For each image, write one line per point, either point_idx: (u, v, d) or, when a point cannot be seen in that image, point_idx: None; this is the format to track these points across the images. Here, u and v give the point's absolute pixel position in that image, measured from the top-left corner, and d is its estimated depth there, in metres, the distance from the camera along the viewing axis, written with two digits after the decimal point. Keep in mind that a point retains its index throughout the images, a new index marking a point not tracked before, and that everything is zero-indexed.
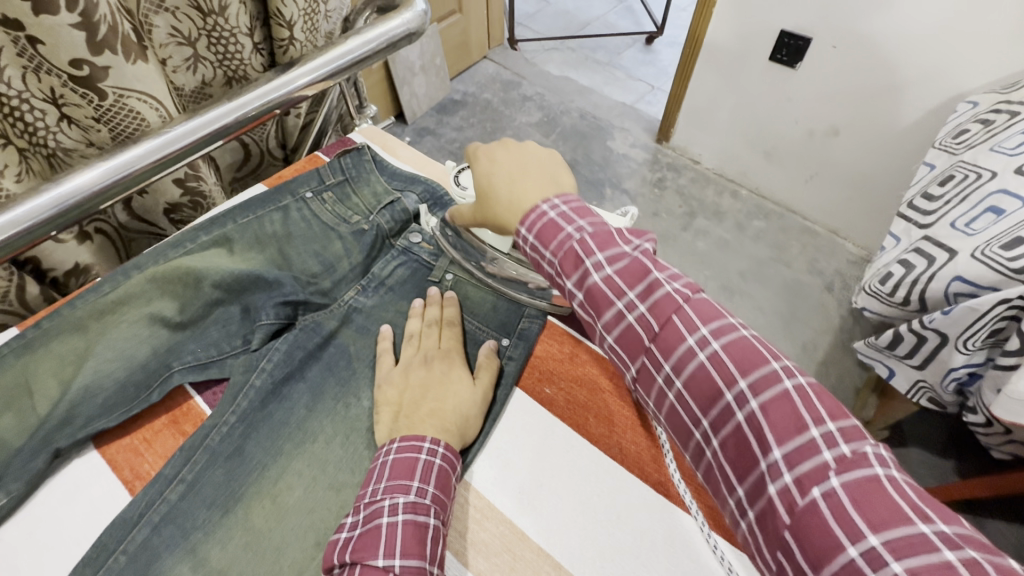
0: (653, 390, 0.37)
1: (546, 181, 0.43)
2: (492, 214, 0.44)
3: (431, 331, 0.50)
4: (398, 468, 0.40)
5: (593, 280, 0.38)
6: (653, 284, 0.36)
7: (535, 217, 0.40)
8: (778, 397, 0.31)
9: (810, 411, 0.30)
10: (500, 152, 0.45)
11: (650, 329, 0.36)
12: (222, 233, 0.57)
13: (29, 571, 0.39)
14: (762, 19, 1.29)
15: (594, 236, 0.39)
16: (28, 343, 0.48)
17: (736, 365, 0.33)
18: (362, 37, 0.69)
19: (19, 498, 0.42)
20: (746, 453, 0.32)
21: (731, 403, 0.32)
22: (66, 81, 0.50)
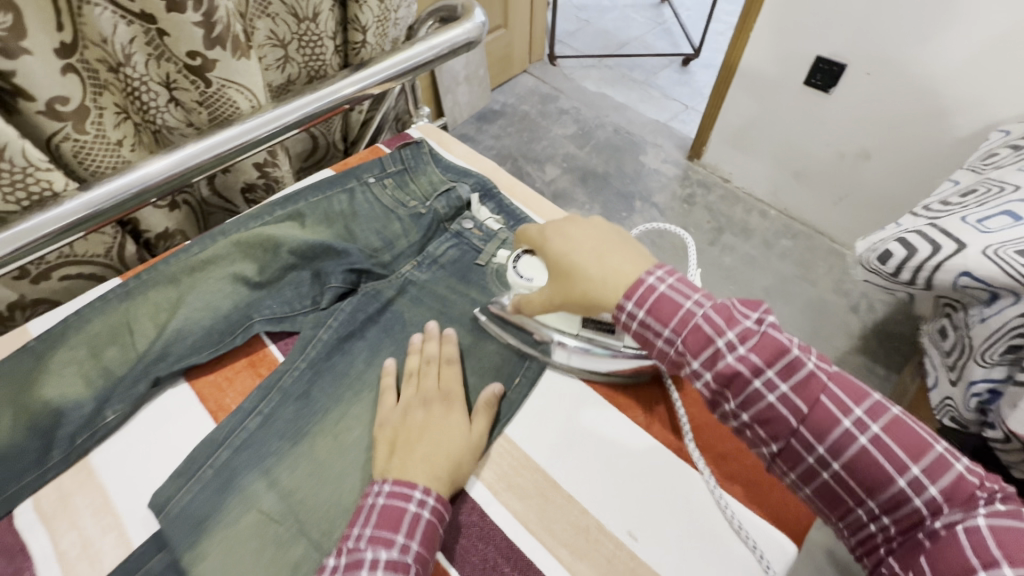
0: (801, 466, 0.39)
1: (635, 259, 0.45)
2: (581, 294, 0.45)
3: (436, 361, 0.51)
4: (384, 517, 0.39)
5: (725, 360, 0.39)
6: (758, 339, 0.39)
7: (642, 290, 0.42)
8: (946, 476, 0.35)
9: (958, 473, 0.35)
10: (572, 231, 0.48)
11: (798, 413, 0.38)
12: (295, 209, 0.64)
13: (126, 480, 0.45)
14: (799, 44, 1.33)
15: (717, 311, 0.40)
16: (130, 291, 0.56)
17: (894, 443, 0.37)
18: (427, 43, 0.77)
19: (122, 417, 0.48)
20: (890, 507, 0.36)
21: (872, 460, 0.37)
22: (181, 68, 0.58)
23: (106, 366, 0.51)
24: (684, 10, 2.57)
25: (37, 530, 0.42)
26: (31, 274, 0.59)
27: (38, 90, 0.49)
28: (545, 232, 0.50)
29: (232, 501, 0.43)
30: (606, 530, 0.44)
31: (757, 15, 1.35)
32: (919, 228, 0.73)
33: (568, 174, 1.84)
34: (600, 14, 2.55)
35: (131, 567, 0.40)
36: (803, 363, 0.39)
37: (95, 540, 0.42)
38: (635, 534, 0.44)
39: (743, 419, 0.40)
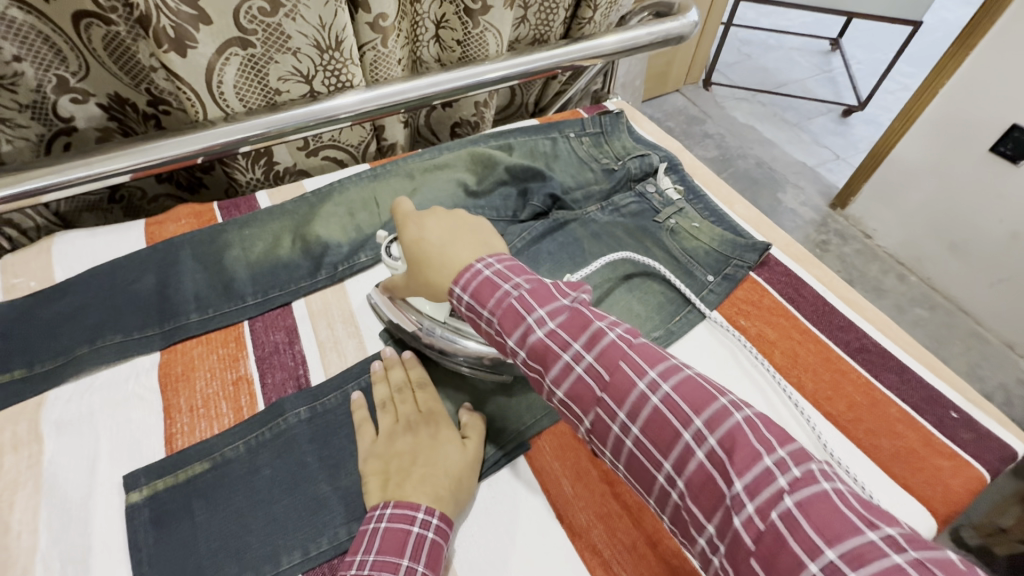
0: (649, 473, 0.36)
1: (475, 242, 0.48)
2: (431, 282, 0.48)
3: (404, 396, 0.50)
4: (389, 541, 0.39)
5: (536, 336, 0.40)
6: (566, 314, 0.40)
7: (468, 275, 0.44)
8: (788, 478, 0.30)
9: (733, 424, 0.33)
10: (430, 221, 0.49)
11: (632, 402, 0.36)
12: (507, 142, 0.75)
13: (370, 307, 0.58)
14: (995, 110, 1.27)
15: (531, 292, 0.42)
16: (378, 174, 0.70)
17: (683, 399, 0.35)
18: (648, 29, 0.85)
19: (372, 263, 0.61)
20: (682, 469, 0.33)
21: (664, 422, 0.34)
22: (460, 10, 0.71)
23: (359, 224, 0.64)
24: (856, 62, 2.48)
25: (306, 319, 0.56)
26: (308, 147, 0.74)
27: (375, 4, 0.61)
28: (409, 215, 0.51)
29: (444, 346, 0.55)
30: None
31: (952, 72, 1.31)
32: None
33: None
34: (764, 51, 2.52)
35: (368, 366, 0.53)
36: (725, 403, 0.34)
37: (343, 340, 0.55)
38: None
39: (558, 397, 0.39)
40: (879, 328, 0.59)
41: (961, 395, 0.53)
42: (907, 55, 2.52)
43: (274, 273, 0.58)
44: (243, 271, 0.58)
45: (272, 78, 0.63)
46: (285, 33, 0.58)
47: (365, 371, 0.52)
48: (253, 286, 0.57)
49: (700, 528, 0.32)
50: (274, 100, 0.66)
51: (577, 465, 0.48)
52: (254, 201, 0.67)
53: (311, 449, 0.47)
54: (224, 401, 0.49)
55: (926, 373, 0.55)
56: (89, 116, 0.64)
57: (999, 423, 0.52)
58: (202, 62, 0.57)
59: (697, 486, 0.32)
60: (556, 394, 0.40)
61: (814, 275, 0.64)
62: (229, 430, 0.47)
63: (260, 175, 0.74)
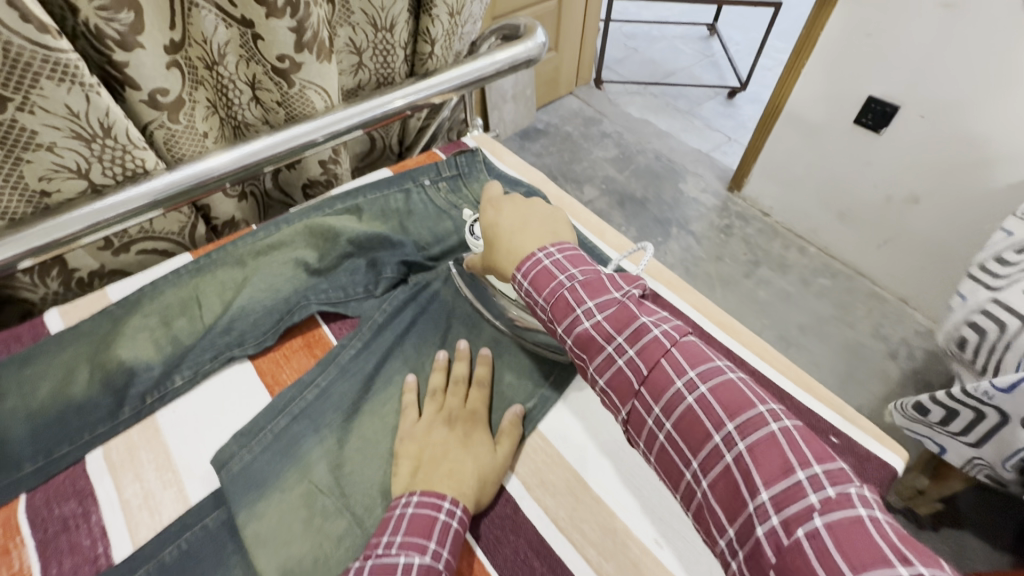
0: (644, 431, 0.39)
1: (543, 236, 0.49)
2: (497, 259, 0.51)
3: (457, 389, 0.51)
4: (415, 524, 0.40)
5: (582, 325, 0.42)
6: (615, 308, 0.41)
7: (530, 263, 0.46)
8: (775, 457, 0.33)
9: (770, 434, 0.34)
10: (508, 208, 0.52)
11: (639, 373, 0.39)
12: (354, 204, 0.67)
13: (190, 440, 0.49)
14: (852, 84, 1.33)
15: (585, 285, 0.43)
16: (200, 267, 0.60)
17: (719, 402, 0.36)
18: (491, 58, 0.80)
19: (191, 382, 0.52)
20: (712, 471, 0.35)
21: (695, 418, 0.36)
22: (268, 70, 0.62)
23: (176, 334, 0.54)
24: (733, 44, 2.58)
25: (104, 477, 0.46)
26: (113, 245, 0.63)
27: (145, 81, 0.53)
28: (500, 199, 0.54)
29: (288, 468, 0.47)
30: (635, 536, 0.45)
31: (810, 52, 1.36)
32: (981, 305, 0.72)
33: (606, 196, 1.86)
34: (649, 43, 2.58)
35: (188, 521, 0.44)
36: (753, 400, 0.36)
37: (155, 492, 0.45)
38: (663, 543, 0.45)
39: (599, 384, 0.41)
40: (757, 352, 0.56)
41: (838, 415, 0.52)
42: (777, 32, 2.66)
43: (64, 422, 0.48)
44: (21, 426, 0.47)
45: (30, 179, 0.52)
46: (26, 128, 0.48)
47: (186, 528, 0.43)
48: (33, 445, 0.46)
49: (689, 466, 0.36)
50: (47, 202, 0.55)
51: None
52: (42, 326, 0.56)
53: None
54: None
55: (804, 397, 0.53)
56: None
57: (877, 439, 0.50)
58: None
59: (684, 433, 0.37)
60: (597, 380, 0.41)
61: (688, 301, 0.61)
62: None
63: (58, 287, 0.62)
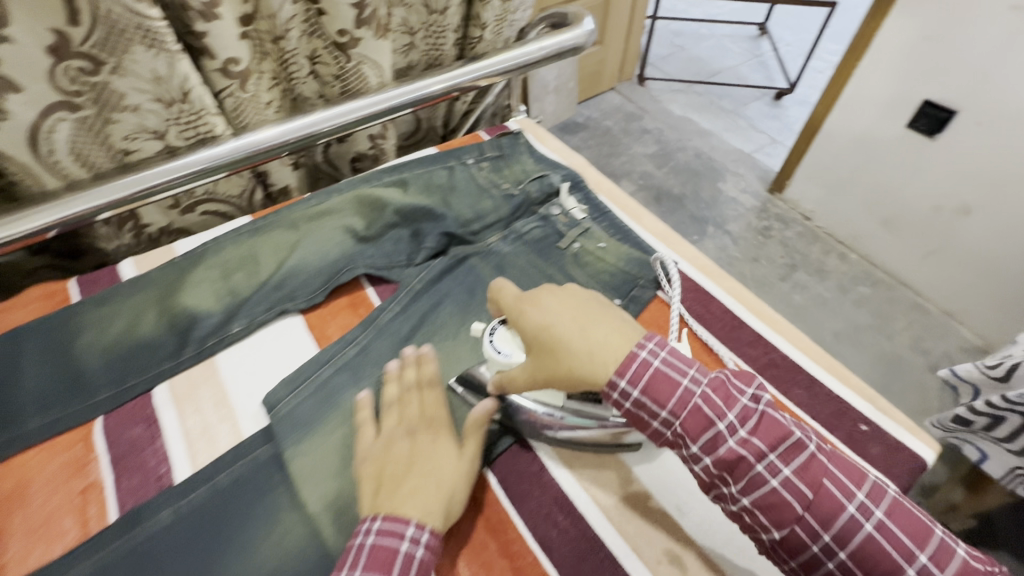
0: (802, 555, 0.36)
1: (619, 325, 0.41)
2: (566, 369, 0.41)
3: (411, 396, 0.49)
4: (374, 559, 0.37)
5: (726, 445, 0.37)
6: (759, 419, 0.38)
7: (634, 365, 0.39)
8: (952, 564, 0.34)
9: (960, 559, 0.35)
10: (550, 301, 0.43)
11: (802, 497, 0.36)
12: (400, 177, 0.70)
13: (244, 382, 0.53)
14: (908, 86, 1.28)
15: (714, 390, 0.38)
16: (258, 228, 0.64)
17: (899, 526, 0.35)
18: (539, 43, 0.82)
19: (247, 331, 0.56)
20: None
21: (879, 548, 0.35)
22: (329, 45, 0.67)
23: (234, 286, 0.59)
24: (784, 44, 2.52)
25: (169, 407, 0.50)
26: (181, 204, 0.68)
27: (219, 50, 0.57)
28: (522, 300, 0.45)
29: (330, 413, 0.50)
30: (656, 500, 0.47)
31: (864, 52, 1.32)
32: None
33: (643, 192, 1.85)
34: (696, 41, 2.54)
35: (241, 452, 0.48)
36: (877, 483, 0.37)
37: (213, 426, 0.50)
38: (684, 508, 0.47)
39: (744, 506, 0.37)
40: (787, 339, 0.57)
41: (870, 404, 0.52)
42: (832, 34, 2.58)
43: (134, 357, 0.52)
44: (98, 357, 0.52)
45: (116, 139, 0.58)
46: (117, 90, 0.53)
47: (238, 458, 0.47)
48: (108, 375, 0.51)
49: None
50: (126, 159, 0.60)
51: (473, 539, 0.44)
52: (116, 272, 0.61)
53: (167, 561, 0.42)
54: (68, 516, 0.44)
55: (833, 383, 0.53)
56: None
57: (912, 431, 0.50)
58: (22, 131, 0.51)
59: (862, 560, 0.35)
60: (740, 501, 0.37)
61: (723, 289, 0.62)
62: (71, 552, 0.42)
63: (130, 240, 0.68)
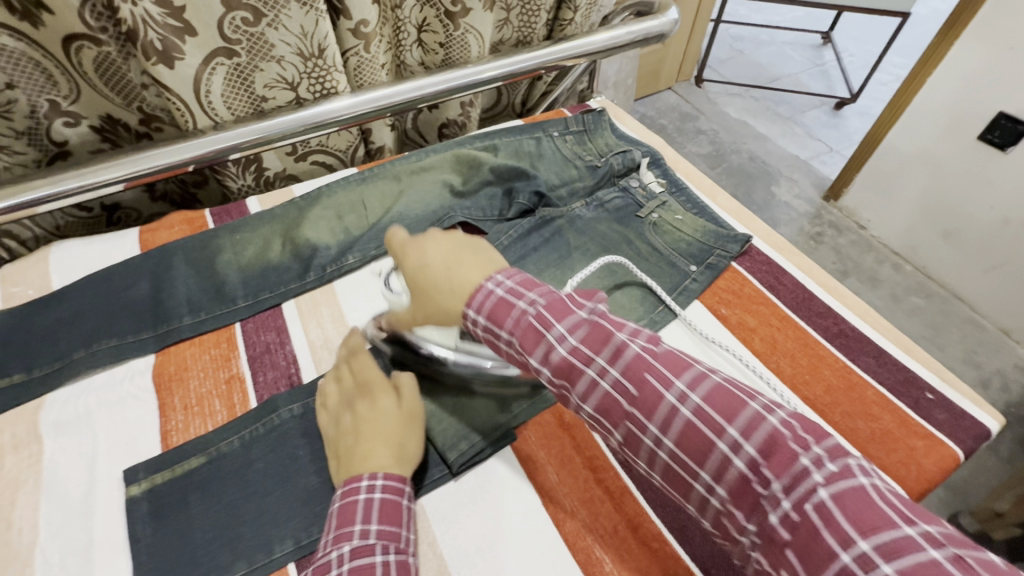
0: (642, 451, 0.36)
1: (479, 262, 0.44)
2: (436, 303, 0.44)
3: (347, 373, 0.50)
4: (340, 516, 0.40)
5: (556, 352, 0.38)
6: (587, 328, 0.38)
7: (480, 296, 0.41)
8: (760, 431, 0.31)
9: (772, 428, 0.31)
10: (430, 244, 0.46)
11: (628, 394, 0.36)
12: (491, 143, 0.76)
13: (357, 307, 0.59)
14: (983, 97, 1.27)
15: (548, 307, 0.39)
16: (365, 178, 0.71)
17: (714, 408, 0.33)
18: (628, 28, 0.87)
19: (360, 263, 0.63)
20: (721, 478, 0.32)
21: (693, 428, 0.33)
22: (441, 14, 0.73)
23: (347, 226, 0.65)
24: (849, 54, 2.48)
25: (296, 320, 0.58)
26: (297, 152, 0.76)
27: (354, 12, 0.64)
28: (408, 242, 0.48)
29: None
30: None
31: (938, 61, 1.31)
32: None
33: None
34: (756, 46, 2.53)
35: None
36: (706, 373, 0.35)
37: (333, 338, 0.57)
38: None
39: (587, 412, 0.38)
40: (857, 313, 0.60)
41: (937, 377, 0.55)
42: (899, 46, 2.52)
43: (265, 276, 0.60)
44: (235, 274, 0.60)
45: (258, 86, 0.65)
46: (269, 41, 0.61)
47: None
48: (244, 288, 0.59)
49: (700, 479, 0.33)
50: (262, 107, 0.68)
51: (561, 451, 0.49)
52: (244, 206, 0.69)
53: (300, 442, 0.48)
54: (216, 399, 0.51)
55: (902, 356, 0.56)
56: (82, 135, 0.68)
57: (975, 404, 0.53)
58: (189, 72, 0.59)
59: (697, 450, 0.33)
60: (584, 408, 0.38)
61: (794, 264, 0.65)
62: (224, 426, 0.49)
63: (251, 182, 0.76)
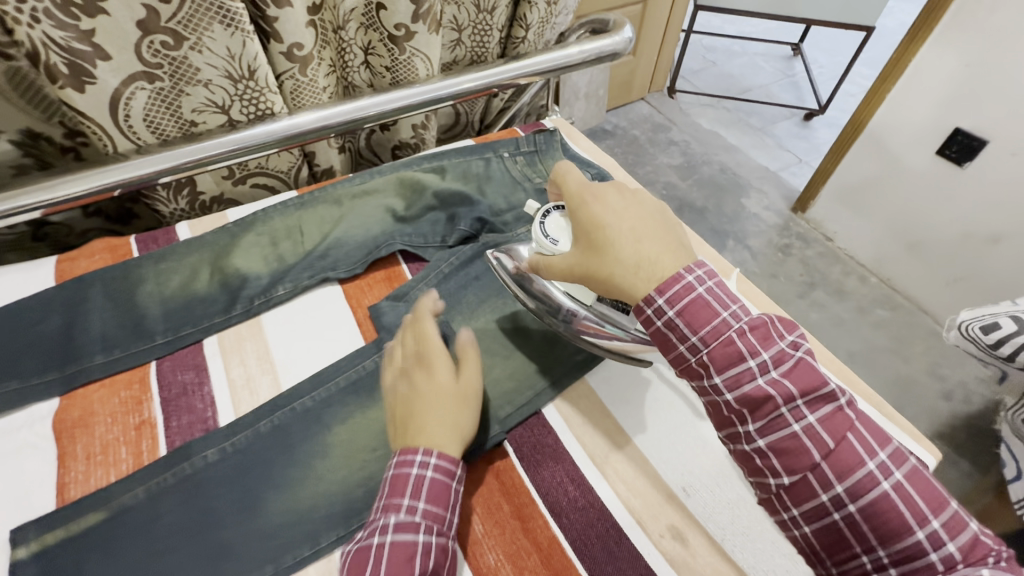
0: (810, 501, 0.36)
1: (670, 243, 0.43)
2: (606, 273, 0.42)
3: (417, 335, 0.51)
4: (394, 485, 0.42)
5: (754, 382, 0.38)
6: (794, 365, 0.38)
7: (680, 290, 0.40)
8: (962, 534, 0.34)
9: (970, 534, 0.34)
10: (615, 202, 0.44)
11: (823, 445, 0.36)
12: (439, 165, 0.74)
13: (283, 342, 0.57)
14: (941, 114, 1.29)
15: (753, 329, 0.39)
16: (303, 202, 0.68)
17: (916, 492, 0.35)
18: (581, 47, 0.85)
19: (291, 294, 0.60)
20: (903, 560, 0.34)
21: (894, 506, 0.34)
22: (384, 37, 0.71)
23: (281, 254, 0.62)
24: (818, 66, 2.52)
25: (217, 357, 0.55)
26: (234, 176, 0.73)
27: (286, 34, 0.61)
28: (586, 191, 0.46)
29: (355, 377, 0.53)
30: (663, 479, 0.49)
31: (898, 78, 1.33)
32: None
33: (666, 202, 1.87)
34: (728, 58, 2.55)
35: (280, 402, 0.51)
36: (900, 448, 0.37)
37: (256, 377, 0.54)
38: (688, 491, 0.49)
39: (762, 445, 0.38)
40: None
41: (877, 410, 0.54)
42: (865, 58, 2.57)
43: (187, 310, 0.57)
44: (156, 307, 0.56)
45: (185, 110, 0.62)
46: (192, 64, 0.58)
47: (277, 407, 0.51)
48: (164, 323, 0.55)
49: (871, 549, 0.35)
50: (191, 131, 0.65)
51: (490, 498, 0.47)
52: (174, 233, 0.65)
53: (213, 492, 0.45)
54: (124, 447, 0.48)
55: (843, 388, 0.56)
56: (2, 152, 0.64)
57: (914, 438, 0.52)
58: (105, 96, 0.56)
59: (868, 513, 0.35)
60: (757, 440, 0.38)
61: (740, 290, 0.64)
62: (128, 476, 0.46)
63: (184, 206, 0.73)
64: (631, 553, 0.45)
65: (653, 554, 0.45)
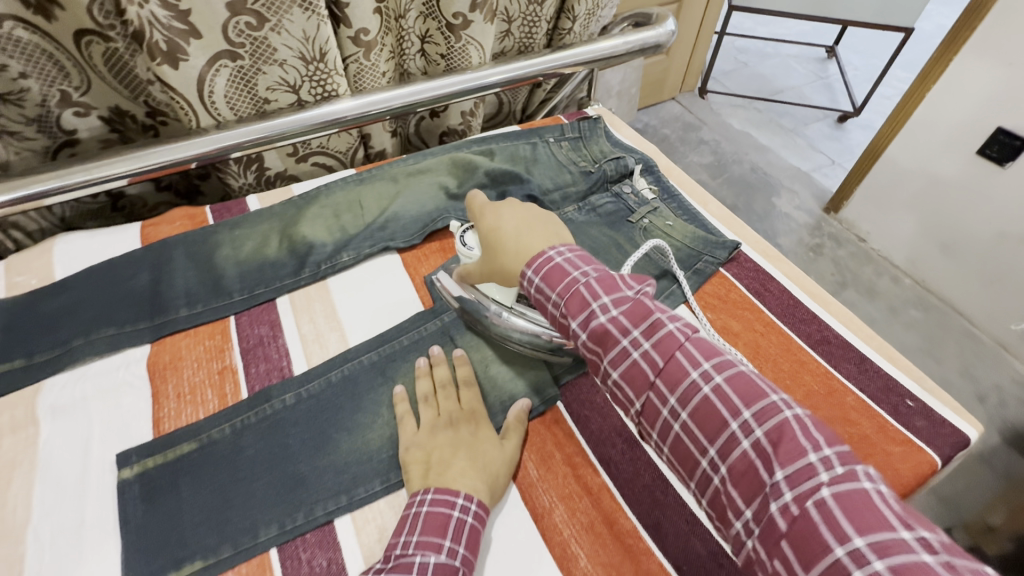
0: (687, 461, 0.36)
1: (549, 235, 0.47)
2: (501, 264, 0.48)
3: (447, 391, 0.52)
4: (430, 523, 0.40)
5: (629, 356, 0.39)
6: (662, 336, 0.38)
7: (563, 283, 0.42)
8: (807, 458, 0.31)
9: (819, 462, 0.31)
10: (507, 211, 0.49)
11: (687, 405, 0.36)
12: (487, 147, 0.78)
13: (348, 303, 0.61)
14: (981, 113, 1.27)
15: (627, 311, 0.40)
16: (362, 179, 0.72)
17: (772, 435, 0.33)
18: (625, 38, 0.88)
19: (356, 261, 0.64)
20: (756, 502, 0.32)
21: (746, 452, 0.33)
22: (441, 25, 0.75)
23: (343, 225, 0.67)
24: (853, 68, 2.49)
25: (289, 315, 0.59)
26: (298, 153, 0.78)
27: (355, 19, 0.66)
28: (485, 206, 0.51)
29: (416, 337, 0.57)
30: None
31: (937, 76, 1.31)
32: None
33: None
34: (760, 59, 2.54)
35: (349, 356, 0.55)
36: (766, 399, 0.35)
37: (325, 333, 0.58)
38: None
39: (643, 414, 0.38)
40: (842, 321, 0.61)
41: (918, 385, 0.56)
42: (902, 61, 2.54)
43: (261, 272, 0.61)
44: (233, 269, 0.61)
45: (260, 88, 0.67)
46: (271, 45, 0.63)
47: (346, 360, 0.55)
48: (240, 282, 0.60)
49: (736, 503, 0.33)
50: (264, 109, 0.70)
51: (544, 448, 0.50)
52: (244, 204, 0.70)
53: (290, 431, 0.50)
54: (210, 389, 0.52)
55: (884, 364, 0.57)
56: (92, 127, 0.70)
57: (955, 411, 0.54)
58: (193, 73, 0.61)
59: (733, 468, 0.33)
60: (640, 410, 0.39)
61: (782, 271, 0.66)
62: (214, 414, 0.50)
63: (251, 181, 0.78)
64: (677, 502, 0.47)
65: (699, 505, 0.47)
